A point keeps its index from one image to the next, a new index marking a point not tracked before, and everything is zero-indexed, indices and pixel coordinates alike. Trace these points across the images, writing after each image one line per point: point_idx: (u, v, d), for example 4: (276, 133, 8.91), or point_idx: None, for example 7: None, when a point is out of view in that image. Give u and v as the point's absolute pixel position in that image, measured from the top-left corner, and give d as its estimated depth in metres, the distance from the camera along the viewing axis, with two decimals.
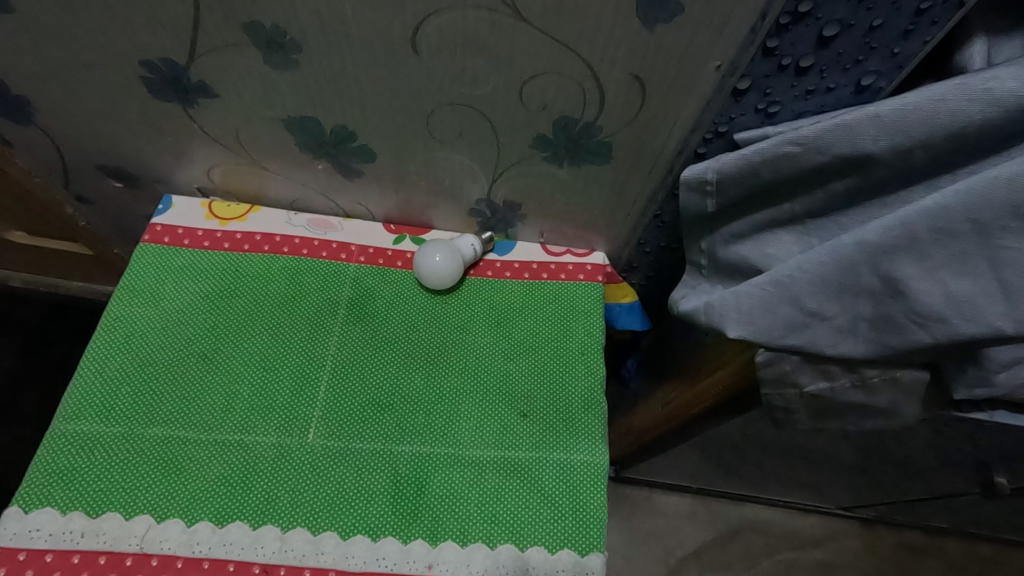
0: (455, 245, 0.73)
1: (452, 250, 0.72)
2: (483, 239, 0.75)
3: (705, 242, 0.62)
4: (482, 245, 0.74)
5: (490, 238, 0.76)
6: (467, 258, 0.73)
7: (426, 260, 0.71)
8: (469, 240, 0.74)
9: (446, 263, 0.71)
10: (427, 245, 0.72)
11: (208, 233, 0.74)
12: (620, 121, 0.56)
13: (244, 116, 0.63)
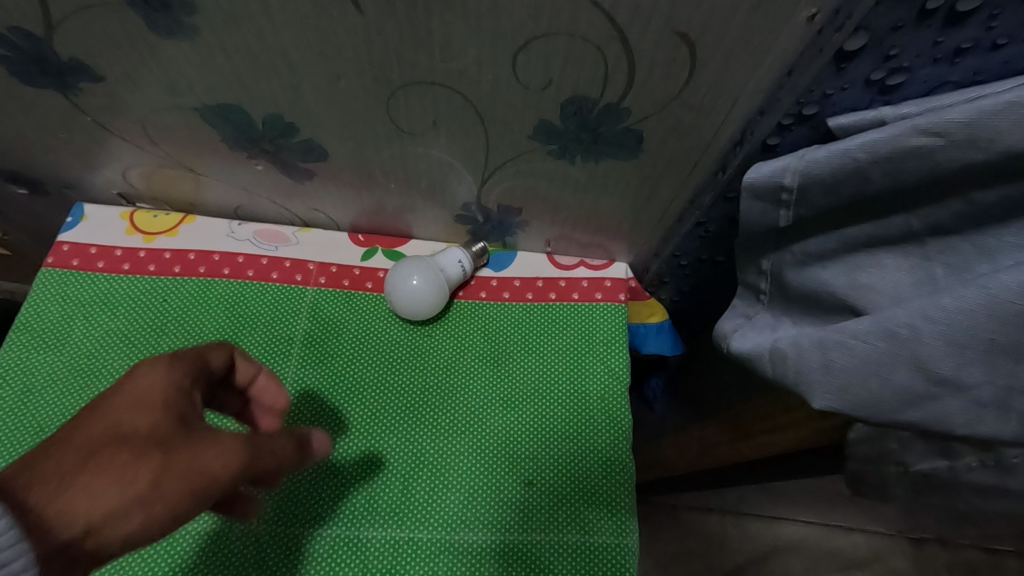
0: (437, 264, 0.57)
1: (433, 271, 0.56)
2: (472, 253, 0.59)
3: (767, 262, 0.46)
4: (471, 261, 0.59)
5: (481, 251, 0.60)
6: (453, 279, 0.58)
7: (400, 284, 0.55)
8: (455, 255, 0.58)
9: (426, 288, 0.55)
10: (401, 265, 0.56)
11: (129, 252, 0.60)
12: (655, 100, 0.40)
13: (146, 105, 0.47)
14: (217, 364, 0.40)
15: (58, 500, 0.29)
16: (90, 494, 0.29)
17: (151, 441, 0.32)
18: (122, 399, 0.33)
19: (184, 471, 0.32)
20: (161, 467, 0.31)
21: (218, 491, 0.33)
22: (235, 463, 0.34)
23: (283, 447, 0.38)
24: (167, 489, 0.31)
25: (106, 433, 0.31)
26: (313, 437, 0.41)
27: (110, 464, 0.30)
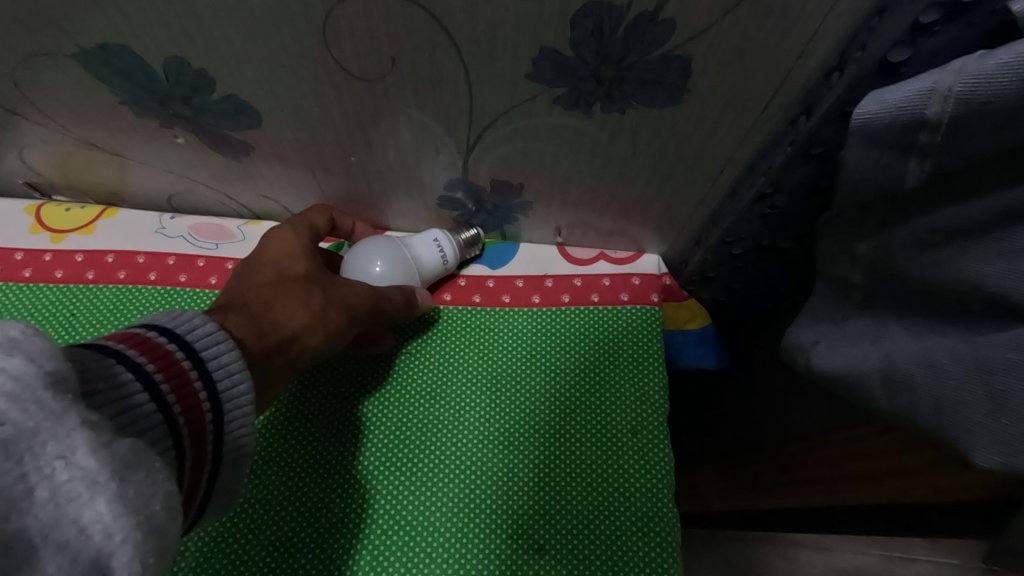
0: (407, 249, 0.45)
1: (397, 257, 0.44)
2: (455, 240, 0.47)
3: (870, 245, 0.32)
4: (453, 252, 0.47)
5: (469, 240, 0.47)
6: (426, 271, 0.46)
7: (354, 268, 0.44)
8: (433, 241, 0.46)
9: (383, 278, 0.43)
10: (363, 243, 0.45)
11: (31, 255, 0.48)
12: (714, 7, 0.27)
13: (13, 54, 0.35)
14: (300, 225, 0.44)
15: (266, 313, 0.36)
16: (286, 310, 0.37)
17: (308, 282, 0.39)
18: (269, 255, 0.41)
19: (340, 304, 0.39)
20: (324, 297, 0.39)
21: (359, 319, 0.40)
22: (370, 299, 0.40)
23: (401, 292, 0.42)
24: (333, 315, 0.38)
25: (275, 279, 0.39)
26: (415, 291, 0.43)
27: (290, 304, 0.37)
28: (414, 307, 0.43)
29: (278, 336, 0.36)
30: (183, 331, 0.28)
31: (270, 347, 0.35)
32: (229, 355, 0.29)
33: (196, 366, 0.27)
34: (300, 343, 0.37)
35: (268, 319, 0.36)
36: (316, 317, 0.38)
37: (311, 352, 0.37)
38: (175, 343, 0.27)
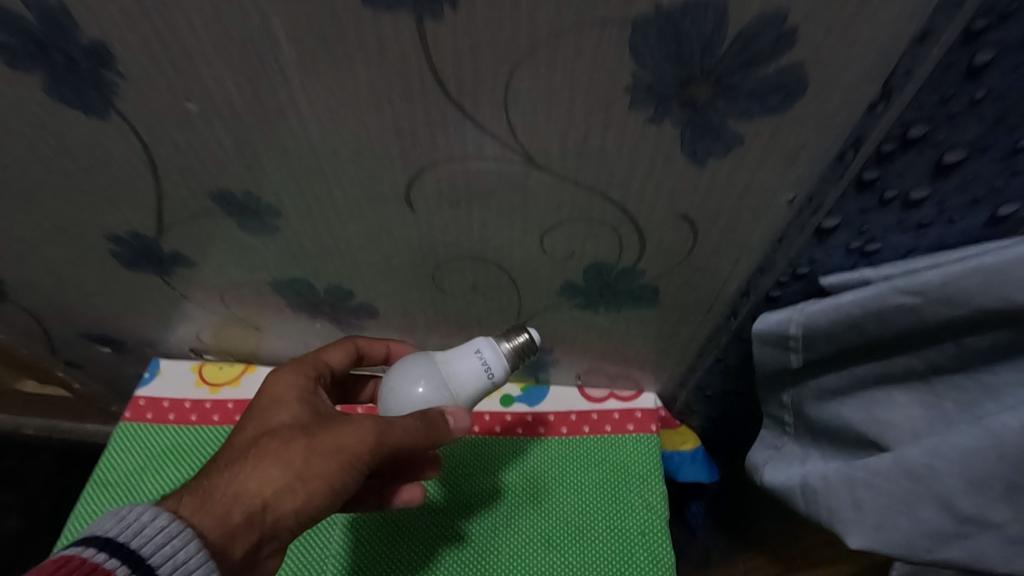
0: (446, 368, 0.45)
1: (436, 377, 0.44)
2: (499, 351, 0.45)
3: (788, 395, 0.49)
4: (498, 364, 0.45)
5: (514, 350, 0.45)
6: (468, 386, 0.44)
7: (395, 393, 0.44)
8: (475, 354, 0.45)
9: (420, 398, 0.43)
10: (402, 363, 0.46)
11: (197, 403, 0.66)
12: (666, 264, 0.46)
13: (228, 281, 0.55)
14: (309, 372, 0.48)
15: (235, 485, 0.39)
16: (260, 475, 0.40)
17: (294, 432, 0.42)
18: (263, 403, 0.45)
19: (321, 454, 0.41)
20: (304, 450, 0.41)
21: (347, 466, 0.41)
22: (355, 440, 0.41)
23: (410, 420, 0.41)
24: (317, 467, 0.40)
25: (256, 437, 0.42)
26: (431, 411, 0.41)
27: (267, 465, 0.40)
28: (431, 424, 0.41)
29: (251, 506, 0.39)
30: (125, 539, 0.34)
31: (241, 521, 0.38)
32: (171, 544, 0.35)
33: (136, 573, 0.33)
34: (277, 507, 0.39)
35: (239, 492, 0.39)
36: (295, 475, 0.40)
37: (291, 514, 0.40)
38: (115, 555, 0.33)
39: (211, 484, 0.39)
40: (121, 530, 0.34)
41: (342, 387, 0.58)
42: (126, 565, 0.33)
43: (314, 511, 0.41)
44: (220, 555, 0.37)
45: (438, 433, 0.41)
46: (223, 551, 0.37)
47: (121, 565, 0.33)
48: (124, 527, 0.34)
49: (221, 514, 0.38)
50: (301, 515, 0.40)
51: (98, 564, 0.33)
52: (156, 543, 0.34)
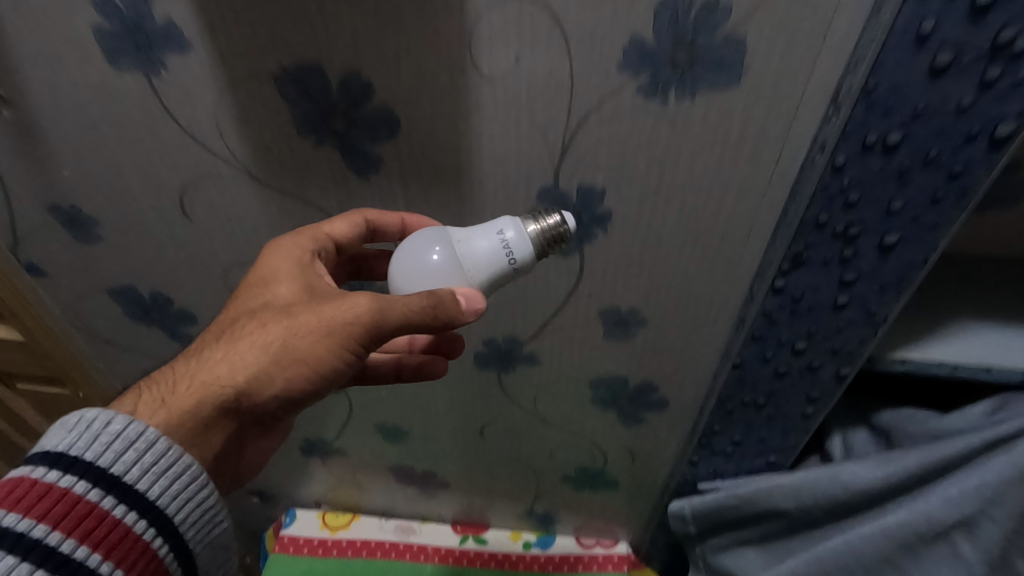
0: (463, 246, 0.44)
1: (450, 250, 0.44)
2: (523, 235, 0.43)
3: (698, 548, 0.81)
4: (520, 245, 0.43)
5: (540, 235, 0.43)
6: (484, 265, 0.44)
7: (408, 260, 0.45)
8: (496, 234, 0.44)
9: (434, 266, 0.44)
10: (420, 233, 0.46)
11: (321, 541, 1.01)
12: (622, 467, 0.82)
13: (363, 462, 0.92)
14: (307, 249, 0.49)
15: (203, 373, 0.43)
16: (234, 363, 0.43)
17: (281, 309, 0.45)
18: (258, 271, 0.47)
19: (304, 337, 0.43)
20: (283, 330, 0.44)
21: (326, 347, 0.43)
22: (347, 319, 0.43)
23: (418, 298, 0.42)
24: (299, 345, 0.43)
25: (235, 317, 0.46)
26: (441, 293, 0.42)
27: (242, 347, 0.43)
28: (432, 313, 0.42)
29: (223, 392, 0.43)
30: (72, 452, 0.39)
31: (216, 411, 0.43)
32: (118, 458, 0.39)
33: (97, 483, 0.39)
34: (248, 394, 0.43)
35: (214, 375, 0.43)
36: (269, 360, 0.43)
37: (269, 395, 0.44)
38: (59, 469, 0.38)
39: (184, 368, 0.43)
40: (68, 445, 0.39)
41: (353, 264, 0.57)
42: (87, 478, 0.38)
43: (293, 390, 0.44)
44: (198, 439, 0.43)
45: (445, 312, 0.42)
46: (204, 432, 0.43)
47: (79, 480, 0.38)
48: (73, 438, 0.39)
49: (190, 407, 0.42)
50: (279, 394, 0.44)
51: (52, 484, 0.38)
52: (113, 451, 0.39)
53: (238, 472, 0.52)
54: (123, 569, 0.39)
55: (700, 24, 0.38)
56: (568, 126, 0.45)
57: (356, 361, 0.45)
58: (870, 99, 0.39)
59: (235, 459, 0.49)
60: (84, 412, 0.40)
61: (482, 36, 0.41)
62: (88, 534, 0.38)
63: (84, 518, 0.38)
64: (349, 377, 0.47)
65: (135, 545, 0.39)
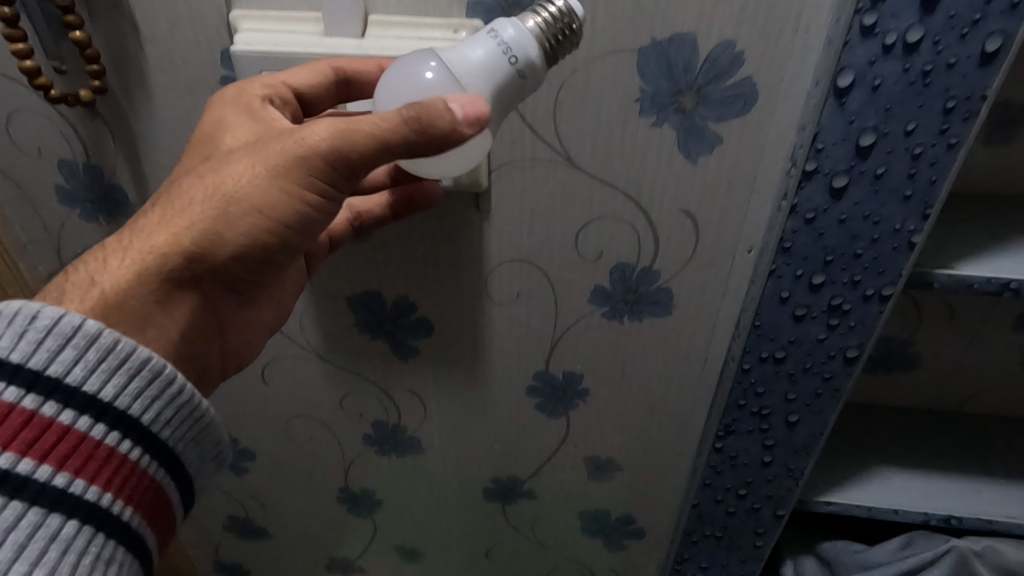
0: (455, 57, 0.37)
1: (442, 65, 0.37)
2: (523, 32, 0.36)
3: None
4: (525, 39, 0.36)
5: (545, 30, 0.37)
6: (484, 73, 0.37)
7: (398, 83, 0.38)
8: (491, 37, 0.37)
9: (427, 84, 0.37)
10: (403, 58, 0.39)
11: None
12: None
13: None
14: (254, 95, 0.44)
15: (145, 242, 0.40)
16: (173, 226, 0.40)
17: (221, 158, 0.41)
18: (206, 127, 0.44)
19: (251, 184, 0.39)
20: (224, 176, 0.40)
21: (281, 189, 0.39)
22: (300, 153, 0.38)
23: (394, 113, 0.36)
24: (246, 193, 0.40)
25: (175, 180, 0.42)
26: (427, 103, 0.35)
27: (182, 207, 0.40)
28: (414, 130, 0.35)
29: (170, 263, 0.40)
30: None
31: (165, 286, 0.41)
32: (56, 361, 0.36)
33: (33, 389, 0.35)
34: (200, 258, 0.41)
35: (154, 241, 0.40)
36: (215, 220, 0.40)
37: (226, 253, 0.41)
38: None
39: (119, 240, 0.41)
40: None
41: None
42: (17, 382, 0.35)
43: (251, 246, 0.42)
44: (151, 318, 0.42)
45: (433, 127, 0.35)
46: (152, 312, 0.41)
47: (10, 386, 0.35)
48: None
49: (135, 273, 0.40)
50: (235, 252, 0.42)
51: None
52: (47, 351, 0.36)
53: (230, 353, 0.52)
54: (85, 479, 0.36)
55: (641, 280, 0.58)
56: (555, 334, 0.63)
57: (330, 207, 0.42)
58: (759, 332, 0.56)
59: (215, 331, 0.48)
60: (1, 305, 0.36)
61: (494, 280, 0.60)
62: (34, 445, 0.35)
63: (24, 429, 0.35)
64: (319, 223, 0.43)
65: (94, 452, 0.37)
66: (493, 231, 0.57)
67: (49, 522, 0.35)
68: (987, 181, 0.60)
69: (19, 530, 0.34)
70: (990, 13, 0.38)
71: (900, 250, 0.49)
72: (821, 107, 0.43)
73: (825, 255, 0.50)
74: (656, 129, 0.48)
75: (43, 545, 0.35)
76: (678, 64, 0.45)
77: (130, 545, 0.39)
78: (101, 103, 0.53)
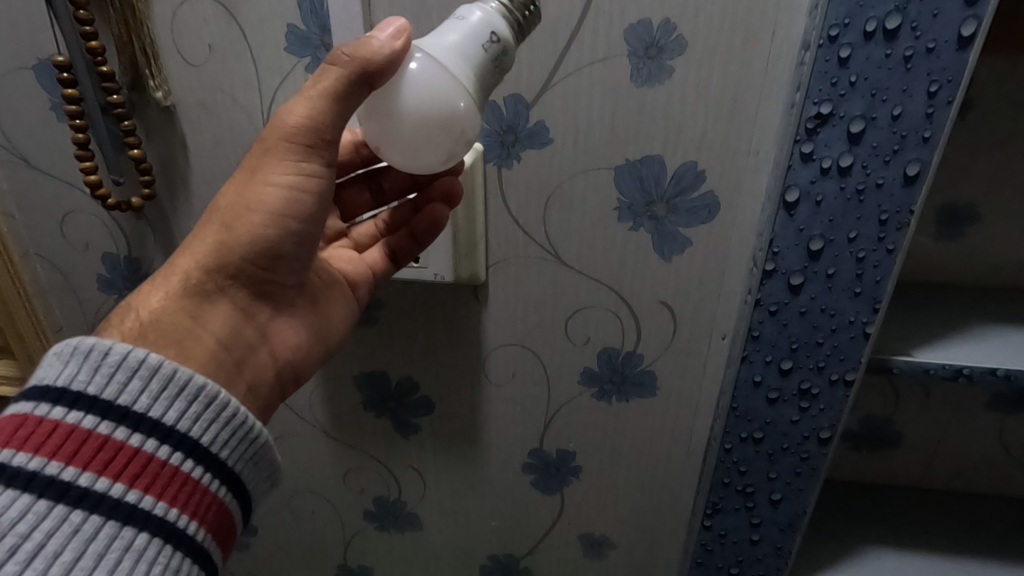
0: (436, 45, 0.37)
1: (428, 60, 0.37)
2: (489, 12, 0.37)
3: None
4: (495, 20, 0.37)
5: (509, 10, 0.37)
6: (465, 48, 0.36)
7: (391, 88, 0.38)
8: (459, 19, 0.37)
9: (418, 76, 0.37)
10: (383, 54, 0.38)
11: None
12: None
13: None
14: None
15: (170, 270, 0.42)
16: (184, 248, 0.42)
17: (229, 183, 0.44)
18: None
19: (239, 183, 0.41)
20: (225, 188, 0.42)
21: (270, 170, 0.40)
22: (274, 132, 0.40)
23: (331, 61, 0.37)
24: (245, 193, 0.41)
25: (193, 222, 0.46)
26: (352, 45, 0.37)
27: (196, 229, 0.43)
28: (356, 62, 0.36)
29: (183, 277, 0.42)
30: (68, 385, 0.35)
31: (189, 300, 0.41)
32: (127, 389, 0.36)
33: (105, 416, 0.35)
34: (218, 263, 0.42)
35: (179, 268, 0.42)
36: (216, 226, 0.42)
37: (234, 251, 0.42)
38: (64, 406, 0.35)
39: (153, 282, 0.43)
40: (67, 377, 0.35)
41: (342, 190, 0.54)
42: (93, 411, 0.35)
43: (263, 235, 0.41)
44: (188, 331, 0.41)
45: (365, 57, 0.36)
46: (185, 324, 0.41)
47: (86, 414, 0.35)
48: (74, 370, 0.36)
49: (163, 294, 0.41)
50: (245, 245, 0.42)
51: (59, 420, 0.34)
52: (118, 383, 0.36)
53: (288, 379, 0.48)
54: (154, 496, 0.35)
55: (626, 363, 0.63)
56: (548, 412, 0.67)
57: (326, 171, 0.42)
58: (737, 414, 0.60)
59: (265, 351, 0.46)
60: (70, 340, 0.37)
61: (491, 363, 0.65)
62: (108, 467, 0.34)
63: (99, 451, 0.34)
64: (323, 192, 0.42)
65: (161, 471, 0.36)
66: (490, 318, 0.62)
67: (122, 535, 0.34)
68: (941, 273, 0.64)
69: (95, 543, 0.33)
70: (907, 145, 0.45)
71: (857, 339, 0.54)
72: (774, 219, 0.50)
73: (791, 344, 0.55)
74: (634, 232, 0.55)
75: (116, 559, 0.34)
76: (650, 180, 0.53)
77: (199, 563, 0.37)
78: (150, 207, 0.61)
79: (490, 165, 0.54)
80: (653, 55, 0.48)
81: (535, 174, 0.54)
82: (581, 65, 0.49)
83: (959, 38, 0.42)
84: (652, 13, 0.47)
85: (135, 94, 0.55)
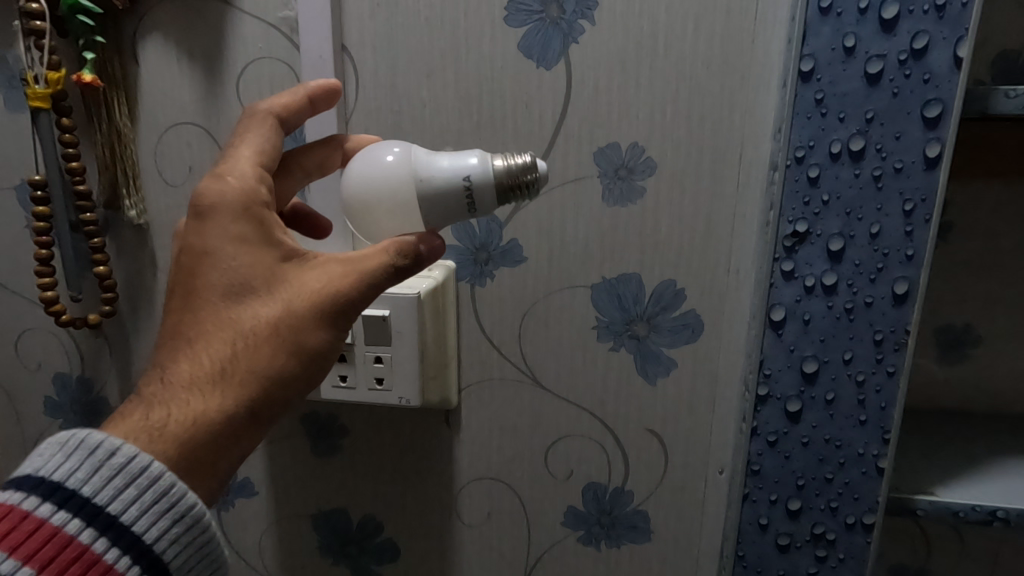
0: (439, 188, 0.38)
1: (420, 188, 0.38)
2: (488, 168, 0.35)
3: None
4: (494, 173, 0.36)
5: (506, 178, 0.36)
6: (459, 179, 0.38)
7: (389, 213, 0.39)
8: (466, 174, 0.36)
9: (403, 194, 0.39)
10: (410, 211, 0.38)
11: None
12: None
13: None
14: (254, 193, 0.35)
15: (210, 378, 0.32)
16: (237, 362, 0.32)
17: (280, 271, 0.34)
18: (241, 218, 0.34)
19: (318, 316, 0.34)
20: (294, 301, 0.33)
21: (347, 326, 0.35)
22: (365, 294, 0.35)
23: (411, 259, 0.35)
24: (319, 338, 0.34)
25: (216, 282, 0.33)
26: (410, 249, 0.35)
27: (252, 341, 0.32)
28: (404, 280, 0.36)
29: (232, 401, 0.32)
30: (63, 481, 0.29)
31: (233, 435, 0.32)
32: (123, 492, 0.29)
33: (91, 522, 0.29)
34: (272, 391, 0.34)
35: (226, 380, 0.32)
36: (282, 358, 0.33)
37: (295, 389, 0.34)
38: (54, 505, 0.28)
39: (180, 374, 0.32)
40: (65, 472, 0.29)
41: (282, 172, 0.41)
42: (81, 516, 0.29)
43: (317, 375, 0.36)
44: (220, 457, 0.32)
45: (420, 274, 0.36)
46: (225, 450, 0.32)
47: (71, 517, 0.28)
48: (72, 465, 0.29)
49: (208, 419, 0.31)
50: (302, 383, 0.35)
51: (43, 519, 0.28)
52: (113, 488, 0.29)
53: None
54: None
55: (614, 500, 0.56)
56: (528, 558, 0.59)
57: None
58: (745, 564, 0.52)
59: None
60: (79, 429, 0.30)
61: (464, 500, 0.58)
62: None
63: (72, 564, 0.28)
64: None
65: None
66: (463, 448, 0.57)
67: None
68: (952, 400, 0.59)
69: None
70: (890, 263, 0.44)
71: (870, 474, 0.48)
72: (761, 338, 0.47)
73: (797, 480, 0.49)
74: (614, 353, 0.52)
75: None
76: (627, 299, 0.51)
77: None
78: (109, 323, 0.58)
79: (463, 284, 0.52)
80: (623, 176, 0.49)
81: (509, 292, 0.52)
82: (552, 186, 0.49)
83: (926, 159, 0.42)
84: (619, 138, 0.48)
85: (110, 212, 0.55)
